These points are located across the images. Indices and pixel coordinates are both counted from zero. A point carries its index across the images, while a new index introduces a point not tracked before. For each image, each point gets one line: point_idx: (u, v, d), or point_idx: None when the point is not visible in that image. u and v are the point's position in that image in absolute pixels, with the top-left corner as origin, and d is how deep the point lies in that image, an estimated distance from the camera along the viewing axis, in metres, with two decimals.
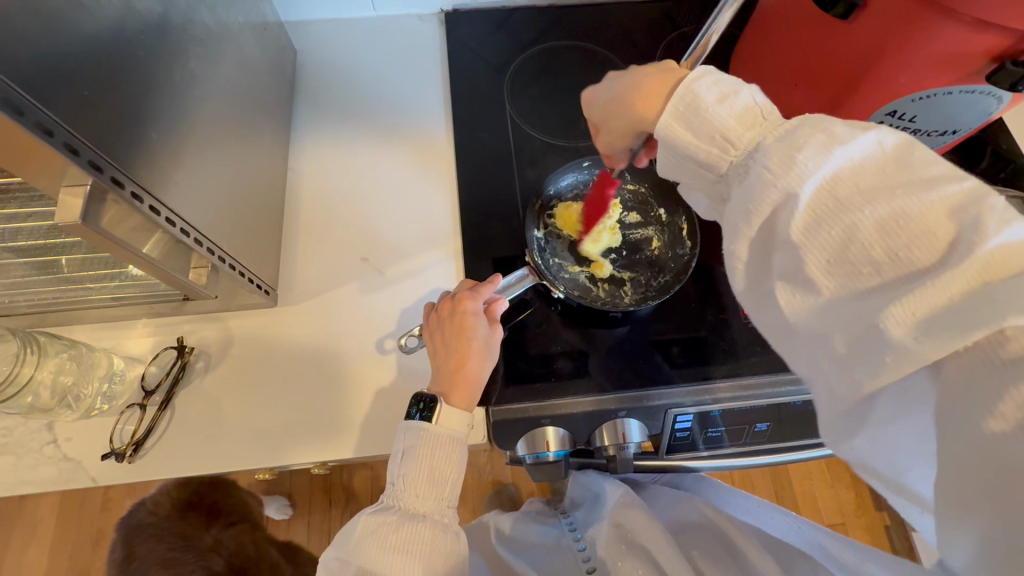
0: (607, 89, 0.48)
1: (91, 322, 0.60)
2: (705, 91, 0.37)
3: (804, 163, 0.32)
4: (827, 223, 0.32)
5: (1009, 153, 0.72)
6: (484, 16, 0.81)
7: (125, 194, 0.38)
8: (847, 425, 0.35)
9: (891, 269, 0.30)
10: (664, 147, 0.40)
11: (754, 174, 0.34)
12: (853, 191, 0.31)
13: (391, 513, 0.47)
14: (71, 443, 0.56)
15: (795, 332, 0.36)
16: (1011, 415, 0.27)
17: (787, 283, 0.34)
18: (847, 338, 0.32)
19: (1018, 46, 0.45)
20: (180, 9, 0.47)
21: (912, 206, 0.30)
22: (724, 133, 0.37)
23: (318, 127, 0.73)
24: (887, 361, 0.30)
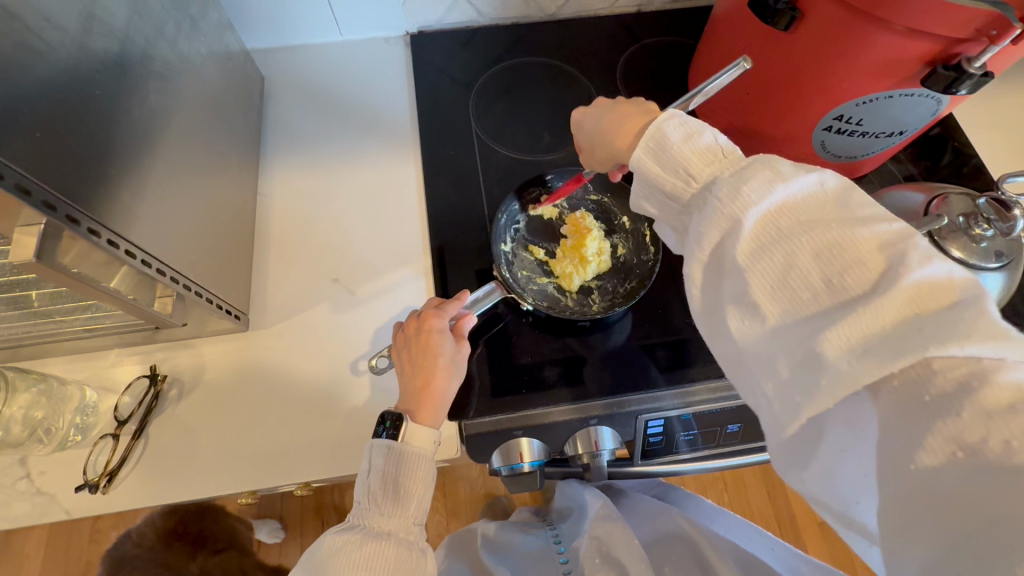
0: (595, 120, 0.49)
1: (64, 355, 0.60)
2: (671, 131, 0.39)
3: (750, 195, 0.34)
4: (770, 250, 0.33)
5: (966, 149, 0.74)
6: (449, 36, 0.83)
7: (82, 231, 0.39)
8: (798, 458, 0.35)
9: (829, 299, 0.31)
10: (637, 180, 0.42)
11: (709, 205, 0.36)
12: (793, 222, 0.33)
13: (356, 531, 0.48)
14: (45, 476, 0.56)
15: (741, 357, 0.35)
16: (938, 447, 0.28)
17: (737, 306, 0.34)
18: (790, 367, 0.31)
19: (950, 51, 0.47)
20: (137, 46, 0.48)
21: (846, 237, 0.31)
22: (688, 169, 0.38)
23: (286, 151, 0.74)
24: (821, 386, 0.30)
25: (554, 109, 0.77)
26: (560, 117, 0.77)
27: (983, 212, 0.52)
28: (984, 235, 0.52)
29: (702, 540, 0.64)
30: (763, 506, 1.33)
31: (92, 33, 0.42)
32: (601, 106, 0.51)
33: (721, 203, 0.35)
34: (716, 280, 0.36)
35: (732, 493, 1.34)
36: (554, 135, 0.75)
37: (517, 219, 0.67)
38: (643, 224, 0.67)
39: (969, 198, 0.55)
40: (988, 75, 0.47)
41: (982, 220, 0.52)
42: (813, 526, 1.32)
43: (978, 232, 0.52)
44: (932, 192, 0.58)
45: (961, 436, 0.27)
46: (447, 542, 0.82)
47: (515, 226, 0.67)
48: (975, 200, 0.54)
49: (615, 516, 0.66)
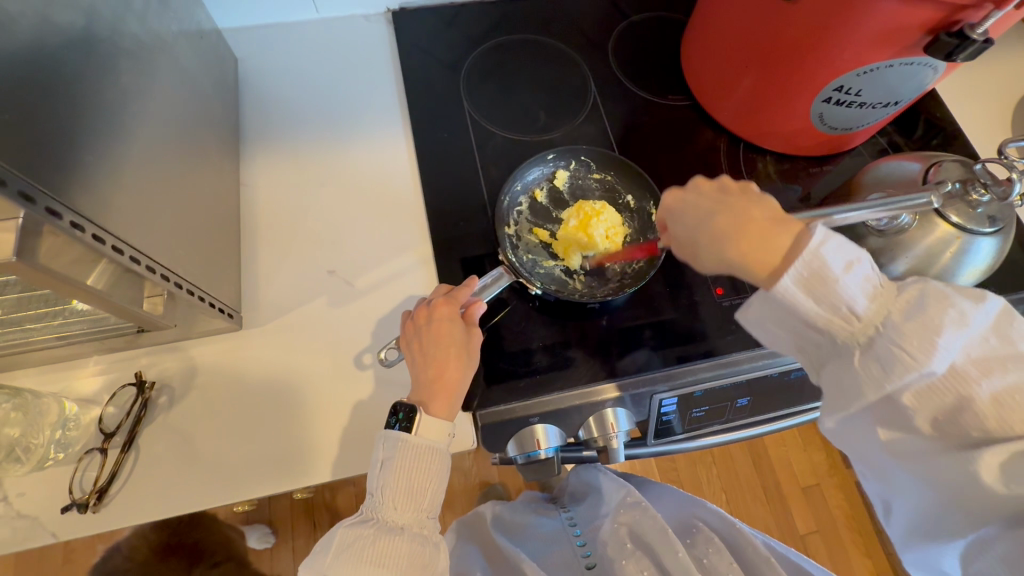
0: (705, 217, 0.44)
1: (35, 366, 0.55)
2: (834, 262, 0.37)
3: (940, 348, 0.36)
4: (940, 392, 0.36)
5: (942, 120, 0.76)
6: (432, 13, 0.80)
7: (63, 225, 0.35)
8: (925, 538, 0.42)
9: (993, 435, 0.36)
10: (776, 302, 0.40)
11: (884, 351, 0.37)
12: (970, 365, 0.36)
13: (368, 526, 0.46)
14: (24, 499, 0.51)
15: (880, 456, 0.42)
16: None
17: (891, 424, 0.39)
18: (939, 472, 0.38)
19: (951, 19, 0.47)
20: (106, 20, 0.43)
21: (1022, 382, 0.35)
22: (852, 308, 0.38)
23: (267, 138, 0.70)
24: (978, 495, 0.37)
25: (547, 88, 0.75)
26: (553, 96, 0.75)
27: (980, 176, 0.53)
28: (980, 201, 0.53)
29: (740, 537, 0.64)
30: (750, 477, 1.38)
31: (54, 3, 0.37)
32: (706, 190, 0.45)
33: (905, 353, 0.36)
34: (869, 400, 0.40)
35: (720, 467, 1.38)
36: (549, 114, 0.74)
37: (519, 201, 0.65)
38: (648, 202, 0.66)
39: (964, 164, 0.56)
40: (987, 43, 0.47)
41: (979, 185, 0.53)
42: (797, 492, 1.36)
43: (975, 198, 0.53)
44: (927, 161, 0.59)
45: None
46: (456, 523, 0.81)
47: (517, 209, 0.65)
48: (970, 167, 0.55)
49: (643, 504, 0.66)
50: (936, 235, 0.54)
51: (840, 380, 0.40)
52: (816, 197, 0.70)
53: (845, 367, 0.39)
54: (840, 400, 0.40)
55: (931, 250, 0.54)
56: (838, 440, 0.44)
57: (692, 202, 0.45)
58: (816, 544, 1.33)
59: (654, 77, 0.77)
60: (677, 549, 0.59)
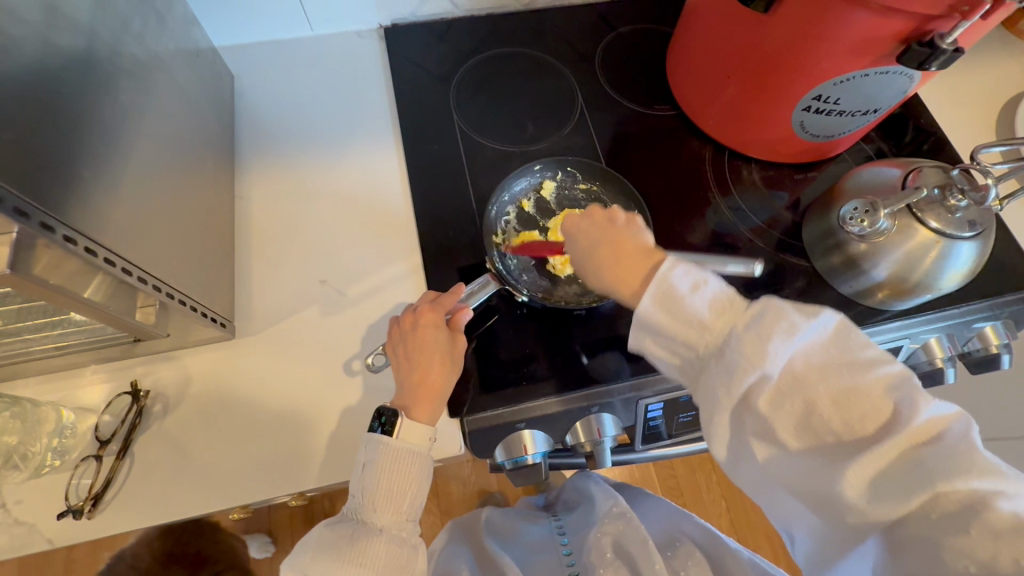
0: (582, 244, 0.52)
1: (34, 375, 0.57)
2: (680, 283, 0.42)
3: (774, 352, 0.38)
4: (788, 397, 0.38)
5: (928, 126, 0.77)
6: (423, 28, 0.82)
7: (58, 239, 0.37)
8: (827, 555, 0.42)
9: (848, 442, 0.37)
10: (641, 324, 0.44)
11: (729, 359, 0.39)
12: (808, 370, 0.38)
13: (349, 525, 0.48)
14: (22, 505, 0.52)
15: (763, 478, 0.42)
16: (953, 560, 0.33)
17: (760, 439, 0.40)
18: (817, 489, 0.38)
19: (922, 29, 0.49)
20: (105, 42, 0.45)
21: (858, 385, 0.37)
22: (701, 322, 0.41)
23: (262, 151, 0.72)
24: (848, 511, 0.37)
25: (535, 99, 0.77)
26: (542, 108, 0.76)
27: (956, 182, 0.54)
28: (959, 206, 0.54)
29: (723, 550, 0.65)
30: (749, 483, 1.36)
31: (56, 27, 0.39)
32: (589, 218, 0.53)
33: (744, 360, 0.39)
34: (738, 417, 0.41)
35: (720, 475, 1.37)
36: (537, 125, 0.75)
37: (507, 211, 0.67)
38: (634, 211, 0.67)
39: (943, 170, 0.56)
40: (958, 52, 0.48)
41: (957, 190, 0.54)
42: None
43: (954, 203, 0.54)
44: (907, 167, 0.60)
45: (974, 552, 0.33)
46: (450, 524, 0.81)
47: (505, 218, 0.66)
48: (948, 172, 0.56)
49: (628, 515, 0.67)
50: (915, 241, 0.54)
51: (704, 397, 0.42)
52: (804, 203, 0.71)
53: (703, 379, 0.41)
54: (708, 415, 0.42)
55: (912, 256, 0.55)
56: (731, 468, 0.44)
57: (583, 228, 0.53)
58: None
59: (641, 88, 0.79)
60: (654, 559, 0.59)
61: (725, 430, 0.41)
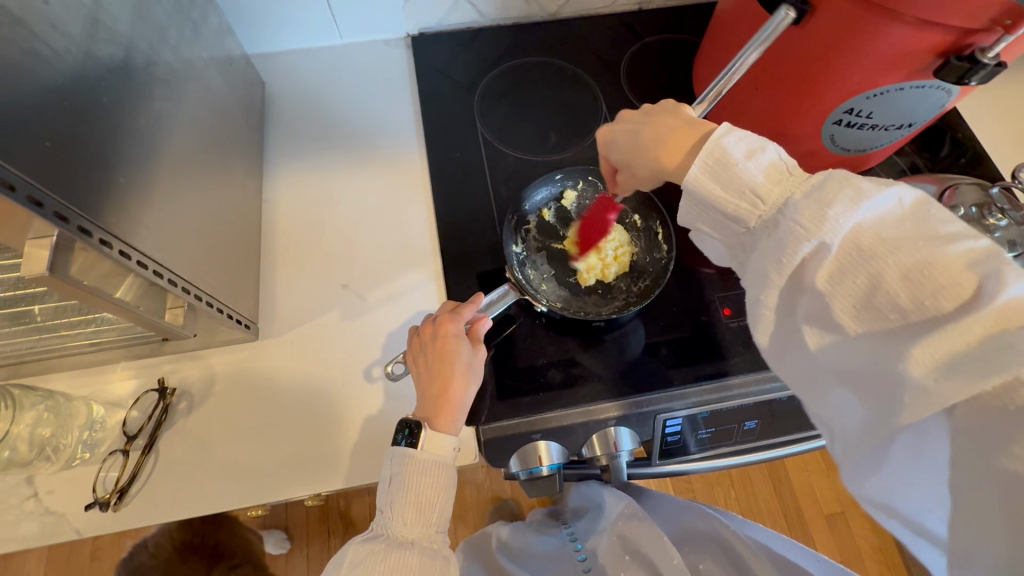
0: (628, 136, 0.48)
1: (68, 370, 0.59)
2: (733, 147, 0.38)
3: (834, 219, 0.33)
4: (852, 271, 0.33)
5: (966, 140, 0.74)
6: (450, 37, 0.83)
7: (94, 242, 0.38)
8: (870, 465, 0.37)
9: (914, 320, 0.32)
10: (689, 197, 0.40)
11: (783, 229, 0.35)
12: (878, 241, 0.33)
13: (380, 541, 0.48)
14: (53, 496, 0.54)
15: (815, 370, 0.37)
16: (1022, 460, 0.29)
17: (814, 324, 0.35)
18: (875, 376, 0.33)
19: (961, 43, 0.47)
20: (142, 52, 0.47)
21: (934, 256, 0.31)
22: (754, 190, 0.37)
23: (290, 157, 0.73)
24: (907, 401, 0.32)
25: (558, 109, 0.77)
26: (565, 117, 0.76)
27: (996, 202, 0.52)
28: (997, 225, 0.52)
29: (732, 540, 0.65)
30: (769, 500, 1.33)
31: (97, 39, 0.41)
32: (635, 117, 0.49)
33: (799, 226, 0.34)
34: (791, 299, 0.37)
35: (738, 491, 1.34)
36: (560, 136, 0.75)
37: (527, 220, 0.66)
38: (655, 222, 0.67)
39: (981, 188, 0.55)
40: (1001, 65, 0.47)
41: (996, 210, 0.52)
42: (819, 519, 1.32)
43: (992, 222, 0.52)
44: (943, 183, 0.58)
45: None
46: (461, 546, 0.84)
47: (525, 227, 0.66)
48: (986, 191, 0.54)
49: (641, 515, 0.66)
50: None
51: (753, 271, 0.37)
52: None
53: (754, 255, 0.38)
54: (755, 295, 0.38)
55: None
56: (780, 361, 0.40)
57: (621, 130, 0.49)
58: None
59: (666, 98, 0.78)
60: (672, 555, 0.62)
61: (771, 316, 0.37)
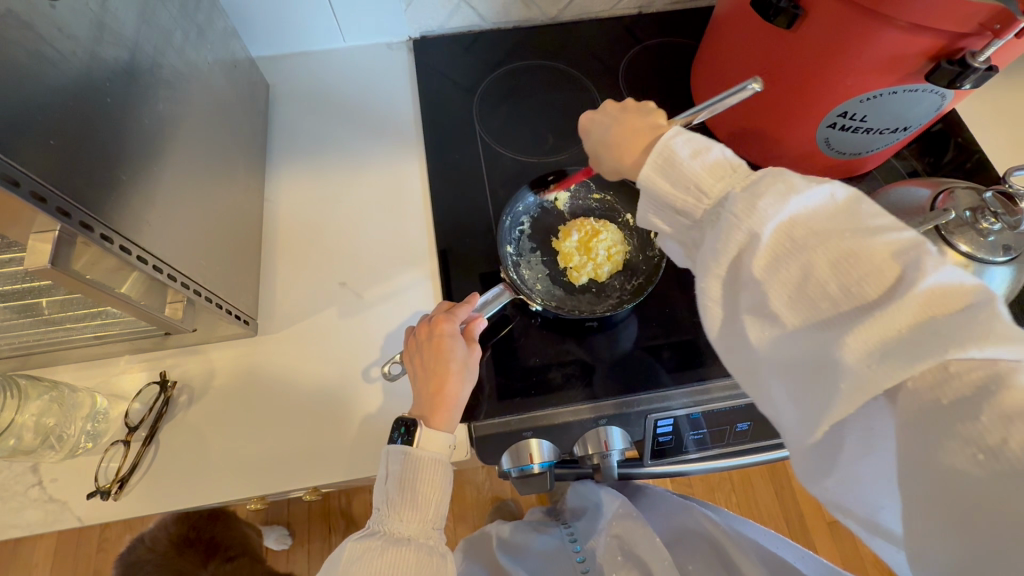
0: (601, 129, 0.48)
1: (74, 362, 0.61)
2: (680, 147, 0.39)
3: (765, 210, 0.34)
4: (787, 261, 0.34)
5: (968, 144, 0.74)
6: (451, 41, 0.84)
7: (95, 237, 0.39)
8: (821, 466, 0.36)
9: (846, 307, 0.32)
10: (643, 195, 0.41)
11: (723, 220, 0.36)
12: (809, 231, 0.33)
13: (376, 538, 0.48)
14: (57, 484, 0.56)
15: (756, 366, 0.37)
16: (959, 449, 0.29)
17: (754, 316, 0.35)
18: (811, 368, 0.33)
19: (953, 47, 0.47)
20: (147, 54, 0.49)
21: (860, 246, 0.32)
22: (699, 185, 0.38)
23: (292, 157, 0.75)
24: (843, 390, 0.31)
25: (556, 111, 0.78)
26: (563, 120, 0.77)
27: (990, 206, 0.52)
28: (991, 229, 0.51)
29: (725, 540, 0.65)
30: (771, 505, 1.32)
31: (102, 42, 0.42)
32: (609, 110, 0.49)
33: (736, 217, 0.35)
34: (733, 296, 0.37)
35: (739, 496, 1.33)
36: (557, 138, 0.76)
37: (521, 221, 0.67)
38: None
39: (975, 192, 0.54)
40: (992, 69, 0.47)
41: (989, 214, 0.51)
42: (821, 526, 1.30)
43: (985, 226, 0.51)
44: (938, 187, 0.58)
45: (982, 439, 0.28)
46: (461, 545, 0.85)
47: (520, 229, 0.67)
48: (981, 194, 0.53)
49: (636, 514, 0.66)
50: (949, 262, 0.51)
51: (701, 266, 0.38)
52: None
53: (701, 250, 0.38)
54: (700, 290, 0.38)
55: None
56: (724, 356, 0.40)
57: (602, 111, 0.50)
58: None
59: (664, 101, 0.79)
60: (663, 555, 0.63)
61: (716, 309, 0.38)
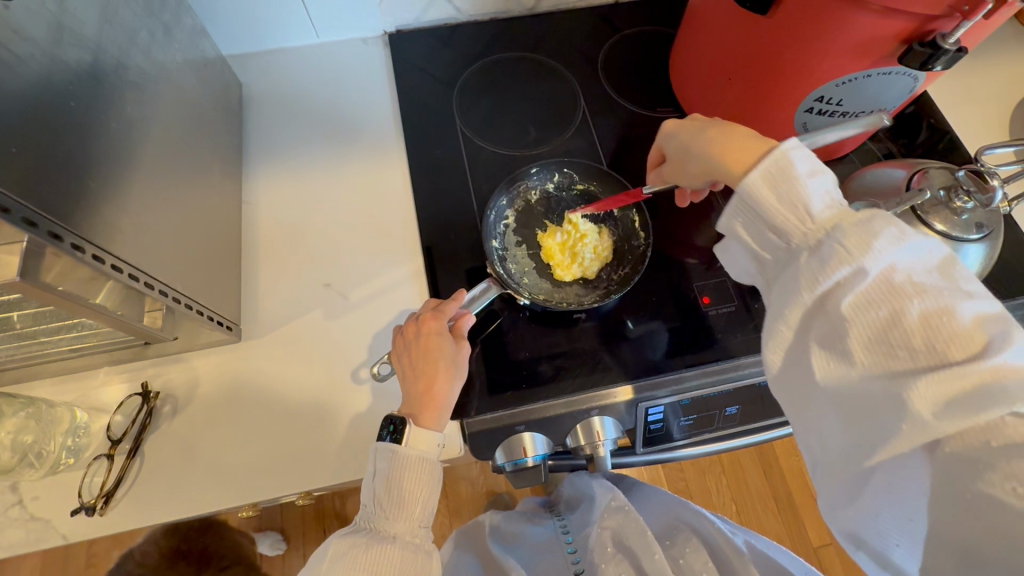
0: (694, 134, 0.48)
1: (50, 377, 0.59)
2: (799, 163, 0.38)
3: (880, 249, 0.34)
4: (876, 304, 0.34)
5: (940, 126, 0.75)
6: (427, 34, 0.83)
7: (66, 247, 0.38)
8: (847, 497, 0.38)
9: (923, 359, 0.32)
10: (741, 203, 0.40)
11: (827, 248, 0.35)
12: (907, 282, 0.33)
13: (362, 535, 0.48)
14: (39, 502, 0.54)
15: (813, 395, 0.37)
16: (997, 482, 0.30)
17: (823, 348, 0.36)
18: (874, 406, 0.34)
19: (923, 30, 0.48)
20: (111, 56, 0.47)
21: (953, 308, 0.32)
22: (809, 208, 0.37)
23: (269, 157, 0.73)
24: (902, 429, 0.32)
25: (537, 103, 0.77)
26: (544, 111, 0.77)
27: (963, 184, 0.53)
28: (964, 207, 0.53)
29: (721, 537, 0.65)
30: (760, 485, 1.35)
31: (63, 44, 0.41)
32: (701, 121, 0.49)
33: (844, 249, 0.35)
34: (806, 324, 0.37)
35: (729, 477, 1.36)
36: (539, 130, 0.75)
37: (506, 216, 0.67)
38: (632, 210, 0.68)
39: (948, 172, 0.56)
40: (962, 51, 0.48)
41: (963, 193, 0.53)
42: (809, 502, 1.33)
43: (959, 205, 0.53)
44: (912, 168, 0.59)
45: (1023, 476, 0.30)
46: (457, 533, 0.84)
47: (504, 224, 0.67)
48: (953, 173, 0.55)
49: (627, 509, 0.67)
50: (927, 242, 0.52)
51: (783, 288, 0.38)
52: None
53: (787, 273, 0.38)
54: (776, 311, 0.38)
55: None
56: (776, 383, 0.40)
57: (686, 126, 0.49)
58: (830, 557, 1.30)
59: (644, 90, 0.79)
60: (652, 551, 0.61)
61: (786, 332, 0.37)
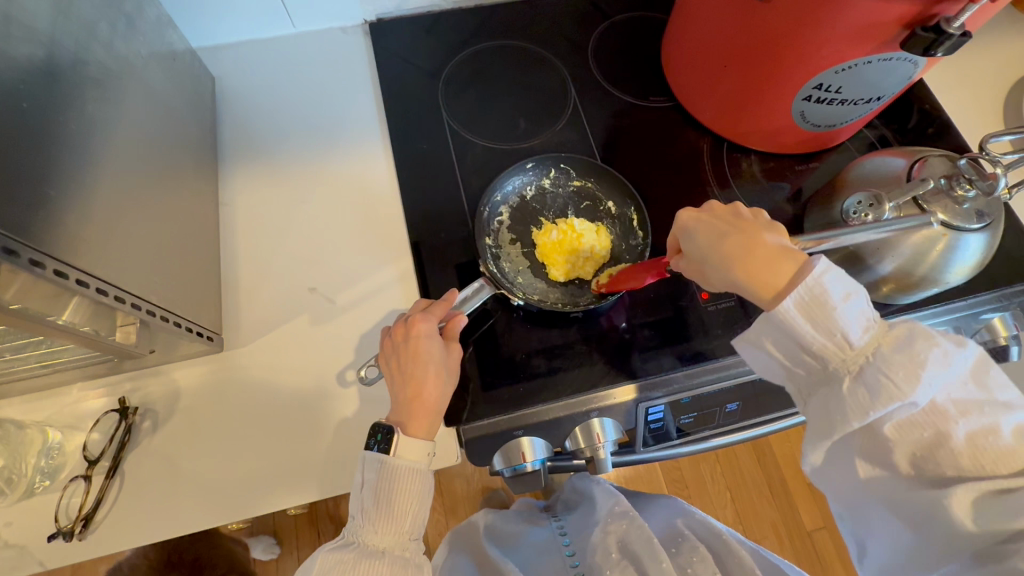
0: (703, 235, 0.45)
1: (19, 395, 0.55)
2: (833, 289, 0.37)
3: (924, 379, 0.35)
4: (920, 427, 0.36)
5: (933, 111, 0.74)
6: (409, 22, 0.79)
7: (22, 263, 0.35)
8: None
9: (966, 473, 0.36)
10: (774, 328, 0.39)
11: (872, 379, 0.36)
12: (949, 403, 0.36)
13: (350, 550, 0.46)
14: (12, 528, 0.51)
15: (854, 491, 0.41)
16: None
17: (867, 459, 0.39)
18: (917, 509, 0.38)
19: (927, 13, 0.46)
20: (67, 50, 0.43)
21: (995, 426, 0.35)
22: (848, 338, 0.37)
23: (247, 155, 0.70)
24: (946, 531, 0.37)
25: (525, 94, 0.75)
26: (532, 102, 0.74)
27: (963, 172, 0.52)
28: (967, 196, 0.51)
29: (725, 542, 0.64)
30: (753, 472, 1.36)
31: (11, 38, 0.37)
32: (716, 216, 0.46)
33: (892, 383, 0.36)
34: (851, 437, 0.39)
35: (723, 466, 1.36)
36: (528, 122, 0.73)
37: (499, 212, 0.65)
38: (630, 207, 0.66)
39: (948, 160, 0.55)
40: (966, 36, 0.46)
41: (964, 181, 0.51)
42: (801, 487, 1.35)
43: (961, 194, 0.52)
44: (912, 157, 0.57)
45: None
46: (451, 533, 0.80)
47: (497, 221, 0.64)
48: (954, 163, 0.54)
49: (631, 513, 0.66)
50: (925, 233, 0.51)
51: (821, 411, 0.39)
52: (806, 192, 0.69)
53: (827, 396, 0.39)
54: (819, 428, 0.39)
55: (918, 249, 0.52)
56: (816, 475, 0.44)
57: (704, 224, 0.45)
58: (824, 540, 1.31)
59: (635, 79, 0.76)
60: (660, 557, 0.58)
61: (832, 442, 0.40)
